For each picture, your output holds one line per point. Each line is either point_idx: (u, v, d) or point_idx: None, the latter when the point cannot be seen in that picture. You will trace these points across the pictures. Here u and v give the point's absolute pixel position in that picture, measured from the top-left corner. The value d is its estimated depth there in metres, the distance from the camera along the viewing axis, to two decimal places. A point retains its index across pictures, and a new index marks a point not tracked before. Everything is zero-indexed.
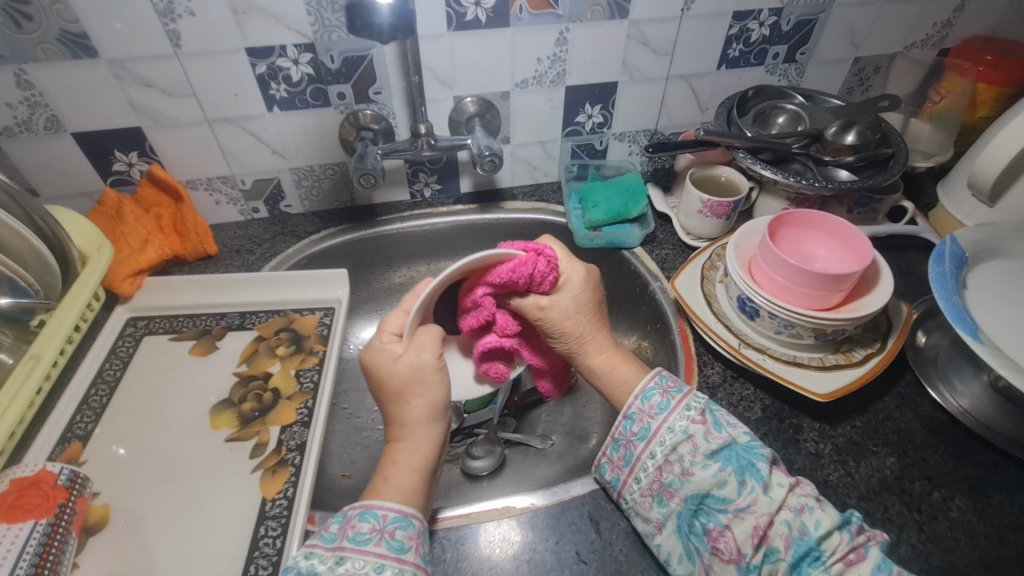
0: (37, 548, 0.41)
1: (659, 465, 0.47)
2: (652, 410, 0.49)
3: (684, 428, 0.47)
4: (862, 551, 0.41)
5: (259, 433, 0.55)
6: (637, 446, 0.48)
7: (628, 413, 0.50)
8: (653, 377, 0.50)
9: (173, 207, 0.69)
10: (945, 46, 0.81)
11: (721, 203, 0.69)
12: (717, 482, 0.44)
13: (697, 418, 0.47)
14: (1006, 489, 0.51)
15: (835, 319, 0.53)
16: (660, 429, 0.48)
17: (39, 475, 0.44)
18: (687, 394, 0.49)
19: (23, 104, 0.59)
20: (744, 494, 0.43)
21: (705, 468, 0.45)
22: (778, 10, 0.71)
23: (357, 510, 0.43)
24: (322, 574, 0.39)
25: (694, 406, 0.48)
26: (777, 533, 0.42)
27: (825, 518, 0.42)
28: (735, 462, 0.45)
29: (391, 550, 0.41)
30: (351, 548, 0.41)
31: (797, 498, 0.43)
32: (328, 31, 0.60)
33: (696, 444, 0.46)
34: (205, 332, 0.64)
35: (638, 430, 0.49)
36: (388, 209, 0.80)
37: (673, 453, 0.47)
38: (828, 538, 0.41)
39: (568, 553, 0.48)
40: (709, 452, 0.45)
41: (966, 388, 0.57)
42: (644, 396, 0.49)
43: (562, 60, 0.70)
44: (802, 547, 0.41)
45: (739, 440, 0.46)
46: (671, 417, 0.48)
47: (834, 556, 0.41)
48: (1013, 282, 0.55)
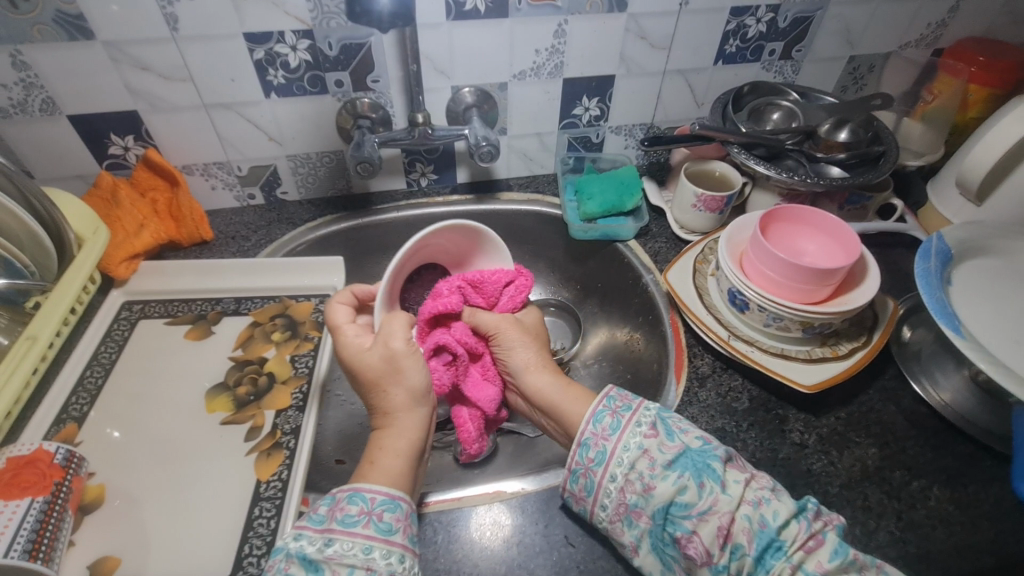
0: (34, 526, 0.41)
1: (622, 486, 0.46)
2: (605, 431, 0.48)
3: (638, 444, 0.47)
4: (820, 537, 0.42)
5: (255, 416, 0.56)
6: (595, 473, 0.47)
7: (582, 439, 0.49)
8: (601, 400, 0.50)
9: (168, 192, 0.69)
10: (938, 46, 0.82)
11: (715, 197, 0.70)
12: (678, 489, 0.43)
13: (648, 433, 0.47)
14: (983, 480, 0.52)
15: (822, 313, 0.54)
16: (616, 450, 0.47)
17: (36, 454, 0.45)
18: (635, 412, 0.49)
19: (18, 85, 0.59)
20: (705, 496, 0.43)
21: (664, 479, 0.44)
22: (775, 7, 0.71)
23: (346, 492, 0.44)
24: (311, 555, 0.40)
25: (644, 421, 0.48)
26: (739, 529, 0.42)
27: (781, 508, 0.42)
28: (691, 467, 0.44)
29: (379, 532, 0.42)
30: (339, 529, 0.41)
31: (753, 492, 0.43)
32: (327, 18, 0.60)
33: (652, 457, 0.46)
34: (200, 316, 0.65)
35: (594, 456, 0.48)
36: (384, 198, 0.81)
37: (632, 471, 0.46)
38: (788, 527, 0.42)
39: (557, 536, 0.49)
40: (665, 462, 0.45)
41: (948, 382, 0.59)
42: (595, 420, 0.49)
43: (560, 52, 0.70)
44: (764, 540, 0.41)
45: (692, 445, 0.46)
46: (624, 435, 0.47)
47: (794, 545, 0.41)
48: (996, 280, 0.56)
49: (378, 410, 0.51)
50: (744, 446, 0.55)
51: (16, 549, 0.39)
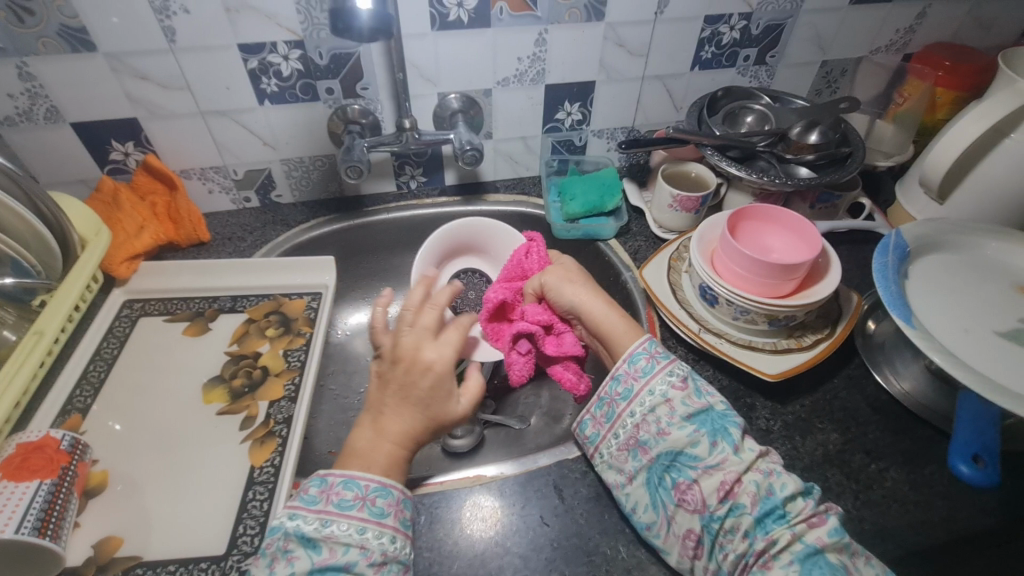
0: (43, 505, 0.44)
1: (638, 423, 0.50)
2: (637, 372, 0.51)
3: (664, 391, 0.50)
4: (823, 516, 0.45)
5: (249, 407, 0.59)
6: (619, 405, 0.51)
7: (614, 374, 0.52)
8: (643, 341, 0.53)
9: (167, 195, 0.72)
10: (908, 51, 0.85)
11: (690, 197, 0.73)
12: (691, 441, 0.47)
13: (677, 383, 0.50)
14: (938, 463, 0.55)
15: (786, 306, 0.57)
16: (641, 391, 0.50)
17: (44, 440, 0.48)
18: (671, 361, 0.52)
19: (24, 95, 0.62)
20: (715, 453, 0.46)
21: (681, 428, 0.48)
22: (747, 15, 0.74)
23: (338, 477, 0.46)
24: (309, 534, 0.43)
25: (677, 372, 0.51)
26: (743, 491, 0.45)
27: (790, 482, 0.45)
28: (709, 425, 0.48)
29: (372, 515, 0.45)
30: (335, 512, 0.44)
31: (764, 463, 0.47)
32: (317, 29, 0.64)
33: (673, 406, 0.49)
34: (198, 313, 0.68)
35: (621, 390, 0.52)
36: (375, 200, 0.84)
37: (651, 414, 0.49)
38: (793, 501, 0.45)
39: (534, 517, 0.52)
40: (685, 414, 0.48)
41: (908, 371, 0.62)
42: (631, 359, 0.52)
43: (542, 59, 0.74)
44: (767, 506, 0.44)
45: (716, 407, 0.49)
46: (654, 379, 0.51)
47: (797, 517, 0.44)
48: (951, 274, 0.60)
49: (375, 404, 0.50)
50: None
51: (26, 525, 0.42)
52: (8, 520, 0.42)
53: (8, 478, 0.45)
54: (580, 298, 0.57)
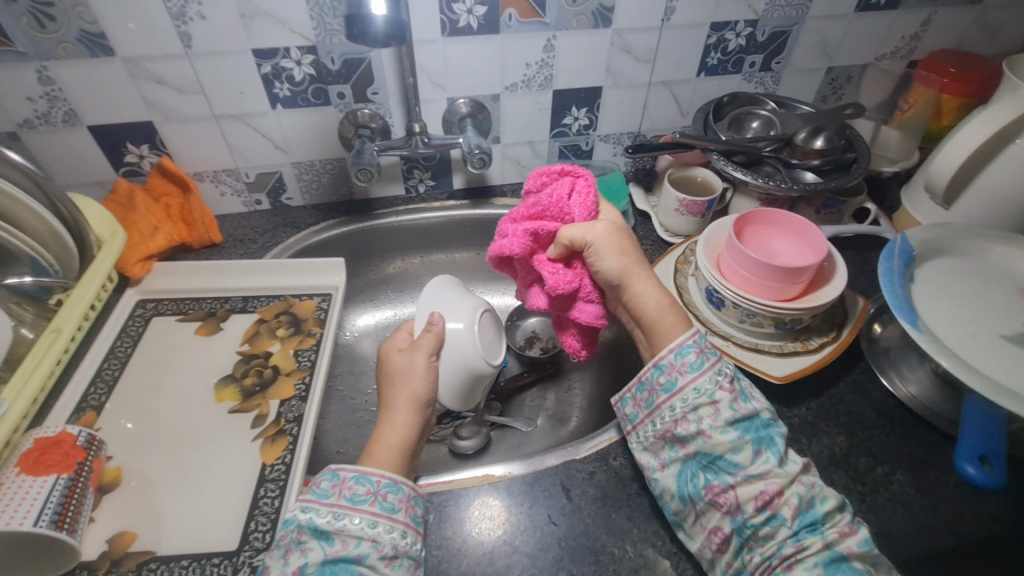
0: (60, 499, 0.45)
1: (677, 418, 0.50)
2: (684, 366, 0.51)
3: (711, 392, 0.49)
4: (855, 528, 0.45)
5: (260, 405, 0.60)
6: (660, 395, 0.51)
7: (658, 363, 0.52)
8: (693, 335, 0.52)
9: (181, 198, 0.73)
10: (913, 58, 0.86)
11: (696, 201, 0.74)
12: (733, 447, 0.47)
13: (726, 385, 0.49)
14: (944, 466, 0.55)
15: (792, 309, 0.58)
16: (685, 387, 0.50)
17: (61, 435, 0.49)
18: (720, 360, 0.51)
19: (43, 98, 0.63)
20: (757, 462, 0.46)
21: (724, 432, 0.48)
22: (753, 22, 0.75)
23: (351, 472, 0.46)
24: (321, 527, 0.44)
25: (725, 373, 0.50)
26: (784, 502, 0.45)
27: (830, 497, 0.46)
28: (753, 433, 0.48)
29: (384, 510, 0.45)
30: (347, 506, 0.45)
31: (808, 476, 0.47)
32: (330, 35, 0.65)
33: (718, 409, 0.48)
34: (210, 313, 0.69)
35: (664, 381, 0.51)
36: (384, 203, 0.85)
37: (693, 412, 0.49)
38: (831, 515, 0.46)
39: (541, 516, 0.52)
40: (730, 419, 0.48)
41: (914, 375, 0.62)
42: (679, 352, 0.51)
43: (550, 65, 0.75)
44: (807, 518, 0.45)
45: (761, 415, 0.49)
46: (701, 377, 0.50)
47: (832, 529, 0.45)
48: (957, 278, 0.60)
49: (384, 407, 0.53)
50: None
51: (44, 519, 0.43)
52: (27, 513, 0.42)
53: (26, 472, 0.46)
54: (623, 269, 0.53)
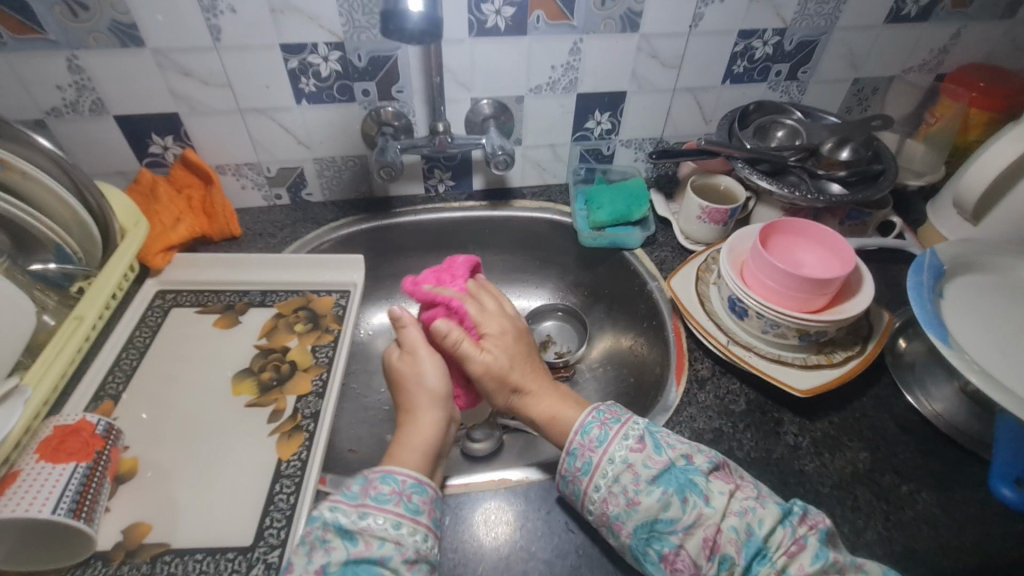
0: (78, 487, 0.45)
1: (605, 498, 0.48)
2: (592, 443, 0.50)
3: (624, 457, 0.49)
4: (803, 541, 0.45)
5: (277, 400, 0.60)
6: (582, 481, 0.49)
7: (570, 449, 0.51)
8: (590, 411, 0.53)
9: (203, 189, 0.73)
10: (941, 71, 0.85)
11: (719, 209, 0.73)
12: (663, 505, 0.46)
13: (634, 446, 0.49)
14: (971, 486, 0.54)
15: (817, 321, 0.57)
16: (602, 462, 0.49)
17: (80, 424, 0.49)
18: (623, 425, 0.51)
19: (72, 87, 0.63)
20: (688, 510, 0.46)
21: (649, 493, 0.47)
22: (781, 31, 0.75)
23: (378, 473, 0.47)
24: (346, 526, 0.43)
25: (631, 434, 0.50)
26: (726, 540, 0.45)
27: (767, 517, 0.45)
28: (675, 483, 0.47)
29: (408, 511, 0.45)
30: (373, 505, 0.44)
31: (738, 502, 0.47)
32: (358, 31, 0.65)
33: (636, 472, 0.48)
34: (228, 307, 0.69)
35: (581, 465, 0.50)
36: (403, 201, 0.85)
37: (616, 484, 0.48)
38: (773, 535, 0.45)
39: (558, 522, 0.52)
40: (649, 477, 0.47)
41: (940, 392, 0.61)
42: (584, 431, 0.51)
43: (575, 68, 0.74)
44: (751, 548, 0.44)
45: (677, 463, 0.48)
46: (612, 447, 0.50)
47: (778, 551, 0.44)
48: (987, 295, 0.59)
49: (405, 408, 0.55)
50: (740, 445, 0.57)
51: (62, 507, 0.43)
52: (46, 501, 0.42)
53: (45, 459, 0.45)
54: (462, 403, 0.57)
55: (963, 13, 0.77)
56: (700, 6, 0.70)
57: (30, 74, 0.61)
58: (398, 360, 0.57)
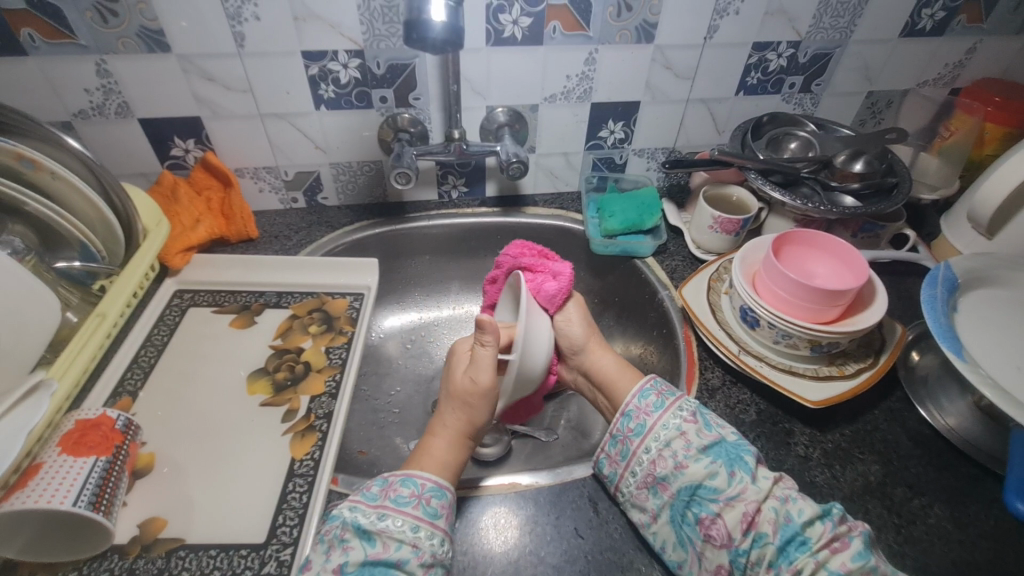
0: (97, 481, 0.46)
1: (654, 459, 0.52)
2: (648, 408, 0.55)
3: (677, 425, 0.53)
4: (847, 540, 0.45)
5: (291, 400, 0.60)
6: (633, 442, 0.54)
7: (627, 410, 0.56)
8: (650, 380, 0.57)
9: (221, 192, 0.75)
10: (956, 85, 0.85)
11: (731, 219, 0.73)
12: (708, 473, 0.49)
13: (688, 417, 0.53)
14: (985, 502, 0.54)
15: (830, 332, 0.57)
16: (655, 427, 0.53)
17: (100, 418, 0.50)
18: (678, 399, 0.55)
19: (99, 90, 0.65)
20: (733, 483, 0.48)
21: (697, 461, 0.50)
22: (795, 43, 0.75)
23: (398, 476, 0.48)
24: (365, 526, 0.44)
25: (686, 408, 0.54)
26: (765, 520, 0.46)
27: (807, 507, 0.46)
28: (724, 456, 0.50)
29: (427, 514, 0.45)
30: (392, 507, 0.46)
31: (781, 489, 0.48)
32: (378, 40, 0.66)
33: (688, 439, 0.51)
34: (244, 307, 0.70)
35: (635, 427, 0.54)
36: (416, 207, 0.86)
37: (666, 448, 0.52)
38: (812, 526, 0.45)
39: (567, 528, 0.52)
40: (700, 446, 0.51)
41: (953, 406, 0.60)
42: (642, 396, 0.56)
43: (590, 78, 0.75)
44: (788, 533, 0.45)
45: (728, 438, 0.51)
46: (666, 414, 0.54)
47: (819, 543, 0.44)
48: (1003, 309, 0.59)
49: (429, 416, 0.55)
50: None
51: (82, 499, 0.44)
52: (67, 493, 0.43)
53: (66, 451, 0.46)
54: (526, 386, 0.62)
55: (978, 28, 0.77)
56: (715, 18, 0.71)
57: (60, 76, 0.63)
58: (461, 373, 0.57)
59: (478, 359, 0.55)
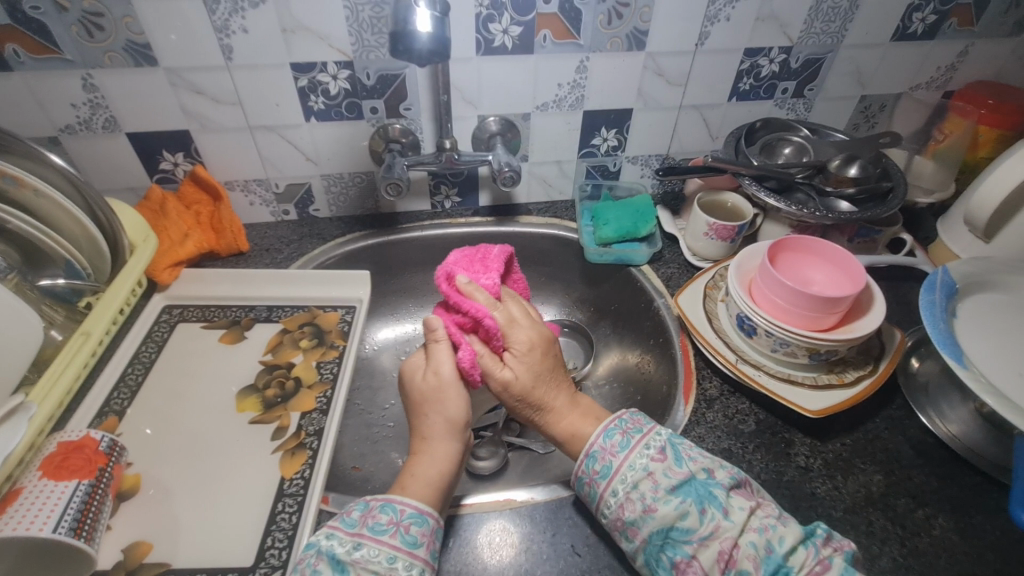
0: (79, 507, 0.44)
1: (622, 503, 0.48)
2: (614, 448, 0.51)
3: (644, 465, 0.49)
4: (827, 562, 0.44)
5: (281, 417, 0.59)
6: (599, 485, 0.50)
7: (589, 451, 0.51)
8: (613, 419, 0.53)
9: (211, 206, 0.74)
10: (949, 88, 0.85)
11: (726, 226, 0.73)
12: (680, 514, 0.46)
13: (655, 456, 0.49)
14: (989, 512, 0.53)
15: (827, 341, 0.56)
16: (621, 468, 0.49)
17: (83, 440, 0.49)
18: (645, 435, 0.51)
19: (86, 105, 0.64)
20: (706, 522, 0.46)
21: (667, 502, 0.47)
22: (787, 48, 0.75)
23: (379, 501, 0.47)
24: (339, 556, 0.43)
25: (652, 445, 0.50)
26: (743, 556, 0.44)
27: (787, 535, 0.45)
28: (694, 494, 0.47)
29: (404, 543, 0.44)
30: (369, 536, 0.44)
31: (758, 519, 0.46)
32: (367, 51, 0.66)
33: (656, 480, 0.48)
34: (234, 322, 0.69)
35: (600, 468, 0.50)
36: (409, 217, 0.85)
37: (634, 490, 0.48)
38: (794, 554, 0.44)
39: (564, 545, 0.51)
40: (669, 487, 0.47)
41: (955, 414, 0.59)
42: (606, 435, 0.52)
43: (581, 86, 0.75)
44: (771, 566, 0.44)
45: (698, 475, 0.48)
46: (631, 454, 0.50)
47: (801, 571, 0.43)
48: (1003, 314, 0.58)
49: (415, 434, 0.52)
50: (749, 466, 0.56)
51: (64, 526, 0.42)
52: (47, 520, 0.42)
53: (47, 476, 0.45)
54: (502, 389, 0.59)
55: (970, 32, 0.77)
56: (706, 25, 0.70)
57: (46, 92, 0.62)
58: (425, 375, 0.53)
59: (436, 354, 0.53)
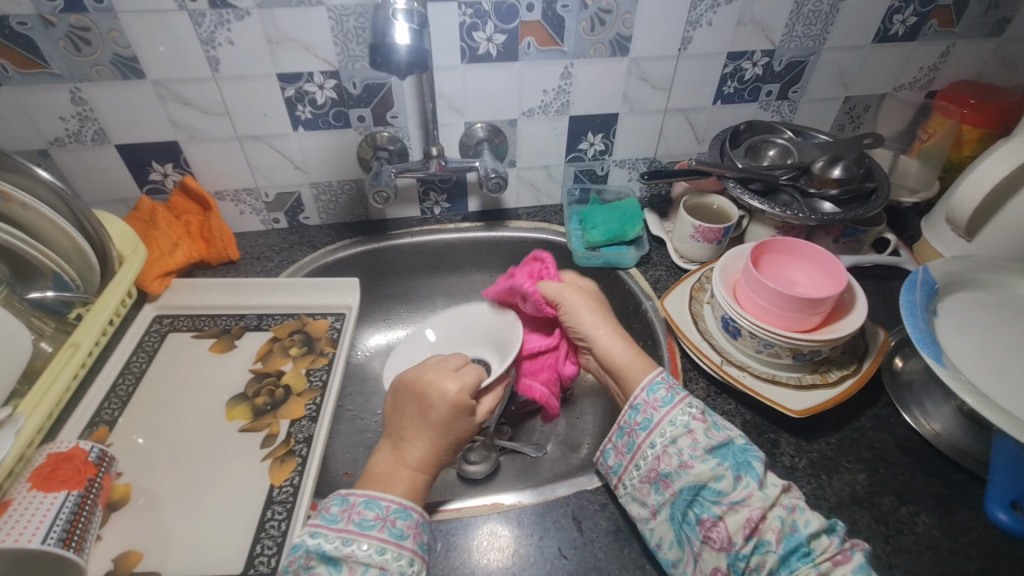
0: (69, 516, 0.45)
1: (658, 455, 0.51)
2: (657, 402, 0.54)
3: (685, 422, 0.52)
4: (848, 553, 0.45)
5: (271, 425, 0.60)
6: (639, 435, 0.53)
7: (634, 403, 0.55)
8: (662, 372, 0.57)
9: (201, 215, 0.74)
10: (932, 88, 0.85)
11: (712, 228, 0.73)
12: (715, 475, 0.48)
13: (698, 416, 0.52)
14: (972, 509, 0.53)
15: (810, 341, 0.56)
16: (662, 422, 0.53)
17: (73, 451, 0.49)
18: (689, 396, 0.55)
19: (75, 118, 0.65)
20: (739, 488, 0.47)
21: (704, 461, 0.49)
22: (770, 52, 0.76)
23: (361, 498, 0.48)
24: (330, 552, 0.44)
25: (696, 406, 0.53)
26: (768, 527, 0.46)
27: (814, 519, 0.46)
28: (731, 459, 0.49)
29: (392, 535, 0.46)
30: (356, 531, 0.45)
31: (787, 498, 0.48)
32: (353, 60, 0.67)
33: (696, 438, 0.51)
34: (225, 330, 0.70)
35: (641, 420, 0.54)
36: (398, 223, 0.86)
37: (672, 445, 0.51)
38: (818, 540, 0.45)
39: (551, 548, 0.51)
40: (707, 446, 0.50)
41: (938, 412, 0.60)
42: (651, 389, 0.55)
43: (567, 91, 0.75)
44: (792, 543, 0.45)
45: (736, 442, 0.51)
46: (674, 411, 0.53)
47: (822, 555, 0.44)
48: (984, 313, 0.59)
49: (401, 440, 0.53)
50: None
51: (52, 537, 0.43)
52: (35, 531, 0.42)
53: (36, 487, 0.46)
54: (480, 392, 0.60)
55: (951, 32, 0.78)
56: (689, 30, 0.71)
57: (35, 106, 0.63)
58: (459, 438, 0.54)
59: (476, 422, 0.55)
